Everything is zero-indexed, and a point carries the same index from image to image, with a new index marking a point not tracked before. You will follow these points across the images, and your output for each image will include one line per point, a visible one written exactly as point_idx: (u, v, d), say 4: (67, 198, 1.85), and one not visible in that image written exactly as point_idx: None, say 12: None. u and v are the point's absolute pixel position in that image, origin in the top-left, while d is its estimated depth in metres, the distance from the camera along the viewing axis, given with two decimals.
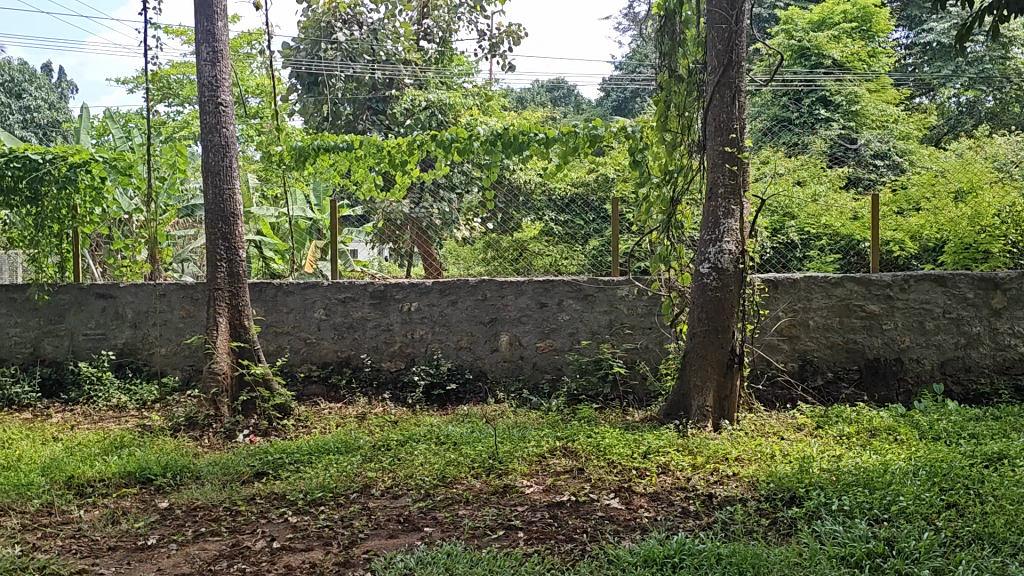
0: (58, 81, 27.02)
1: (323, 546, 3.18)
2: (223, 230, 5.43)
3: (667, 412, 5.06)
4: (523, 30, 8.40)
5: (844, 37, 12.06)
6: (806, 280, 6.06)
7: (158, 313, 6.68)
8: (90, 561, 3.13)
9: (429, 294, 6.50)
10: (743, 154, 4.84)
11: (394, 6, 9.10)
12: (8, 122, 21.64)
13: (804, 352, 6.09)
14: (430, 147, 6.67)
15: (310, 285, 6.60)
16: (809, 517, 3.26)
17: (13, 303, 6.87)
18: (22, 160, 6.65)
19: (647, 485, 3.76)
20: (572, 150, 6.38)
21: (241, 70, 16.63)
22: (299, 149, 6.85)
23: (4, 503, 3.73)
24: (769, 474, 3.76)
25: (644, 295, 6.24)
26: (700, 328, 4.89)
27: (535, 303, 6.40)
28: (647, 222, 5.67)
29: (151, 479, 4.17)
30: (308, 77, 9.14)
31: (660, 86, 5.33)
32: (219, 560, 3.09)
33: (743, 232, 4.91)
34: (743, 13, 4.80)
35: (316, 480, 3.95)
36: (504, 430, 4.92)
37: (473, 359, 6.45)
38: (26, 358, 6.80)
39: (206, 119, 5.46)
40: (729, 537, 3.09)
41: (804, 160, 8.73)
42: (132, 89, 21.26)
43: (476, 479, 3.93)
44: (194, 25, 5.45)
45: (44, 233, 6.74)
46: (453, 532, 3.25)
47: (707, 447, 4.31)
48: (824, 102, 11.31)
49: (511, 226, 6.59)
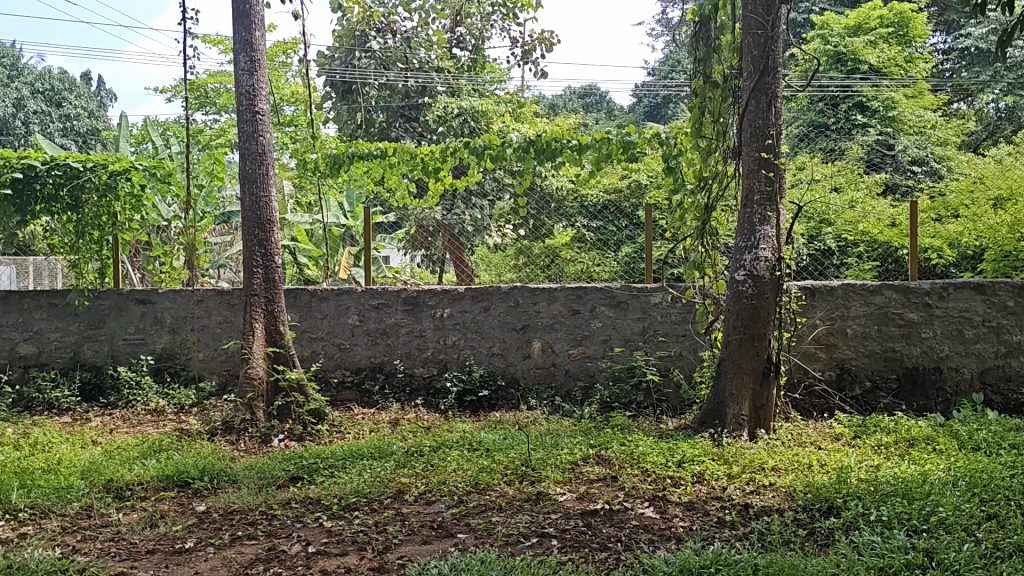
0: (97, 89, 27.44)
1: (357, 551, 3.20)
2: (259, 236, 5.48)
3: (702, 420, 5.01)
4: (556, 36, 8.39)
5: (880, 42, 11.96)
6: (843, 288, 6.00)
7: (196, 319, 6.77)
8: (129, 564, 3.17)
9: (461, 300, 6.52)
10: (780, 160, 4.81)
11: (427, 14, 9.14)
12: (48, 129, 22.06)
13: (841, 361, 6.02)
14: (463, 154, 6.66)
15: (344, 291, 6.64)
16: (847, 527, 3.22)
17: (54, 308, 6.94)
18: (64, 168, 6.75)
19: (682, 494, 3.73)
20: (605, 157, 6.38)
21: (277, 77, 16.83)
22: (333, 157, 6.91)
23: (44, 506, 3.78)
24: (805, 485, 3.72)
25: (679, 302, 6.22)
26: (736, 336, 4.85)
27: (568, 309, 6.40)
28: (681, 229, 5.64)
29: (189, 483, 4.22)
30: (342, 85, 9.17)
31: (695, 92, 5.30)
32: (255, 564, 3.11)
33: (780, 239, 4.87)
34: (780, 18, 4.76)
35: (350, 486, 3.96)
36: (537, 437, 4.91)
37: (505, 366, 6.46)
38: (66, 363, 6.88)
39: (243, 127, 5.51)
40: (766, 548, 3.06)
41: (841, 166, 8.62)
42: (170, 99, 21.67)
43: (509, 486, 3.93)
44: (232, 35, 5.51)
45: (84, 239, 6.88)
46: (486, 539, 3.24)
47: (743, 457, 4.27)
48: (861, 108, 11.21)
49: (543, 233, 6.62)
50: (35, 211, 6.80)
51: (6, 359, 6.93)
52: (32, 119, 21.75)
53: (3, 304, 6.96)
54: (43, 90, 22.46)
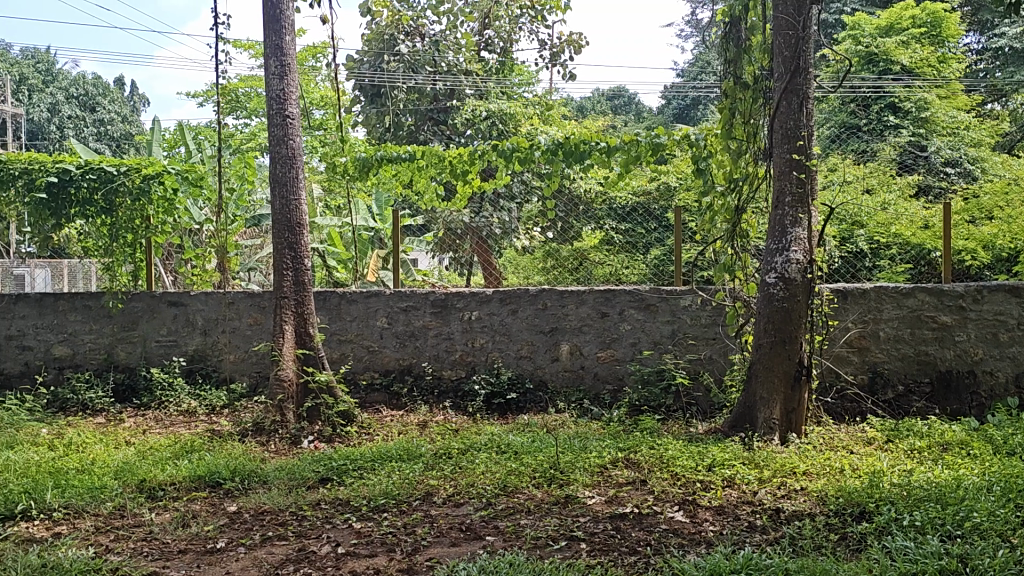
0: (130, 94, 27.79)
1: (386, 553, 3.21)
2: (290, 239, 5.52)
3: (732, 424, 4.99)
4: (585, 38, 8.39)
5: (912, 42, 11.86)
6: (876, 290, 5.93)
7: (227, 321, 6.83)
8: (161, 564, 3.20)
9: (490, 303, 6.52)
10: (812, 162, 4.76)
11: (455, 17, 9.16)
12: (83, 134, 22.39)
13: (874, 364, 5.95)
14: (492, 157, 6.67)
15: (373, 294, 6.65)
16: (879, 533, 3.19)
17: (87, 311, 6.99)
18: (98, 172, 6.87)
19: (712, 498, 3.71)
20: (634, 159, 6.35)
21: (307, 81, 16.99)
22: (362, 161, 6.93)
23: (78, 506, 3.83)
24: (837, 489, 3.68)
25: (709, 305, 6.19)
26: (767, 338, 4.82)
27: (597, 312, 6.39)
28: (710, 232, 5.61)
29: (220, 483, 4.26)
30: (372, 89, 9.36)
31: (726, 94, 5.27)
32: (286, 564, 3.13)
33: (812, 241, 4.82)
34: (811, 19, 4.72)
35: (379, 487, 3.97)
36: (565, 440, 4.91)
37: (534, 368, 6.46)
38: (99, 364, 6.94)
39: (274, 131, 5.55)
40: (797, 553, 3.03)
41: (873, 168, 8.51)
42: (202, 103, 21.93)
43: (538, 489, 3.92)
44: (263, 40, 5.56)
45: (118, 242, 6.96)
46: (515, 541, 3.24)
47: (774, 461, 4.24)
48: (893, 108, 11.11)
49: (571, 235, 6.60)
50: (69, 214, 6.91)
51: (41, 361, 6.99)
52: (67, 123, 22.14)
53: (39, 306, 7.00)
54: (78, 95, 22.82)
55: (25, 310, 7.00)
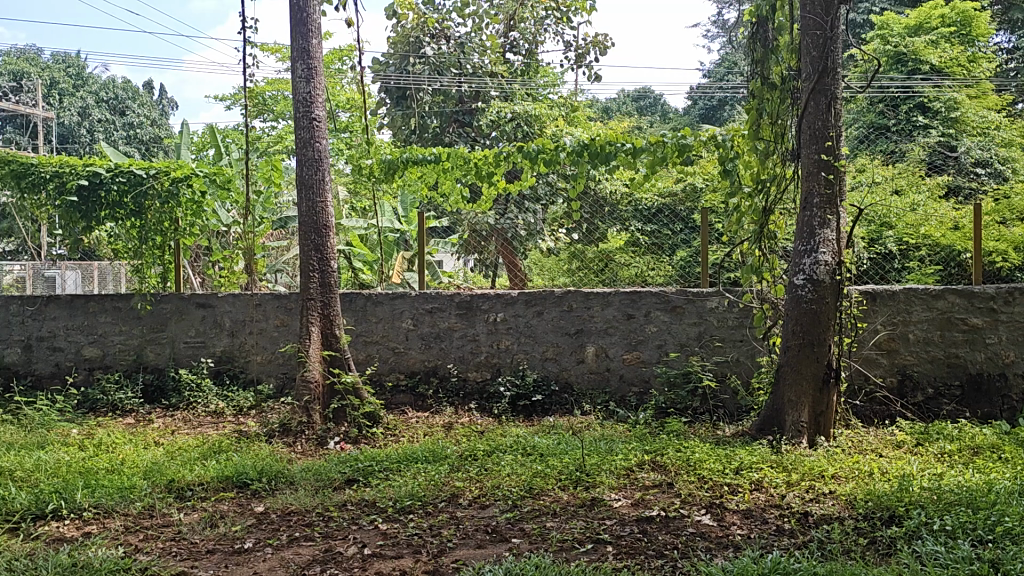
0: (159, 97, 28.11)
1: (412, 554, 3.21)
2: (316, 242, 5.55)
3: (760, 427, 4.96)
4: (610, 39, 8.38)
5: (942, 41, 11.73)
6: (905, 292, 5.87)
7: (254, 322, 6.88)
8: (190, 564, 3.22)
9: (515, 305, 6.52)
10: (840, 162, 4.72)
11: (481, 19, 9.18)
12: (112, 137, 22.69)
13: (903, 366, 5.90)
14: (517, 159, 6.67)
15: (399, 295, 6.67)
16: (909, 537, 3.15)
17: (117, 312, 7.05)
18: (127, 175, 6.93)
19: (740, 502, 3.68)
20: (660, 160, 6.33)
21: (334, 84, 17.11)
22: (388, 162, 6.97)
23: (108, 505, 3.87)
24: (866, 493, 3.65)
25: (736, 307, 6.16)
26: (795, 341, 4.78)
27: (622, 314, 6.37)
28: (738, 233, 5.58)
29: (247, 484, 4.28)
30: (398, 91, 9.33)
31: (753, 94, 5.24)
32: (313, 565, 3.15)
33: (840, 243, 4.78)
34: (839, 18, 4.67)
35: (405, 489, 3.98)
36: (591, 442, 4.89)
37: (559, 370, 6.45)
38: (129, 365, 7.00)
39: (301, 134, 5.58)
40: (826, 557, 3.00)
41: (903, 168, 8.41)
42: (230, 107, 22.16)
43: (563, 491, 3.92)
44: (290, 43, 5.59)
45: (148, 245, 7.03)
46: (540, 543, 3.24)
47: (802, 464, 4.20)
48: (923, 109, 11.00)
49: (597, 237, 6.58)
50: (99, 217, 7.01)
51: (71, 361, 7.06)
52: (97, 127, 22.47)
53: (70, 307, 7.07)
54: (107, 99, 23.12)
55: (55, 312, 7.07)
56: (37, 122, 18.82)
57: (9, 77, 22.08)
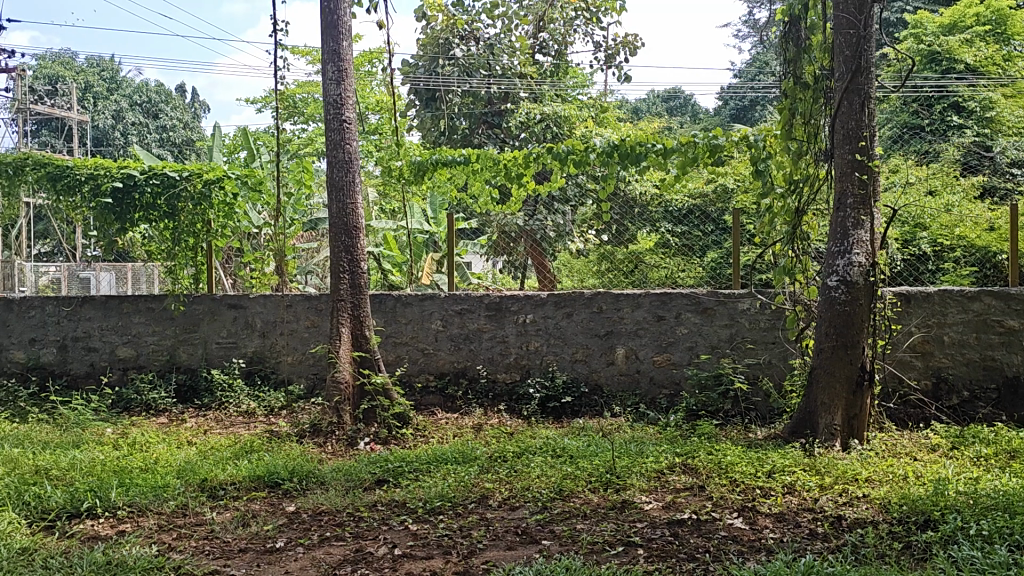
0: (192, 100, 28.42)
1: (442, 555, 3.21)
2: (346, 243, 5.57)
3: (792, 430, 4.91)
4: (640, 40, 8.37)
5: (977, 41, 11.57)
6: (940, 294, 5.80)
7: (286, 323, 6.92)
8: (222, 562, 3.24)
9: (545, 306, 6.51)
10: (874, 162, 4.66)
11: (510, 20, 9.20)
12: (146, 140, 23.01)
13: (938, 369, 5.82)
14: (547, 160, 6.65)
15: (428, 297, 6.67)
16: (945, 541, 3.11)
17: (151, 313, 7.11)
18: (161, 177, 7.04)
19: (772, 505, 3.65)
20: (690, 161, 6.30)
21: (364, 86, 17.23)
22: (417, 164, 7.00)
23: (142, 504, 3.91)
24: (901, 497, 3.60)
25: (768, 309, 6.12)
26: (828, 343, 4.73)
27: (653, 316, 6.34)
28: (770, 234, 5.53)
29: (278, 483, 4.31)
30: (426, 93, 9.34)
31: (786, 94, 5.20)
32: (344, 565, 3.16)
33: (874, 244, 4.73)
34: (872, 17, 4.62)
35: (435, 489, 3.99)
36: (621, 444, 4.87)
37: (589, 372, 6.44)
38: (162, 365, 7.07)
39: (332, 136, 5.61)
40: (860, 562, 2.97)
41: (937, 168, 8.31)
42: (261, 109, 22.39)
43: (594, 494, 3.90)
44: (321, 46, 5.63)
45: (180, 246, 7.11)
46: (571, 546, 3.23)
47: (835, 468, 4.16)
48: (957, 109, 10.86)
49: (626, 238, 6.58)
50: (133, 219, 7.09)
51: (106, 362, 7.14)
52: (130, 130, 22.82)
53: (104, 308, 7.15)
54: (141, 102, 23.43)
55: (90, 312, 7.16)
56: (73, 126, 19.07)
57: (46, 82, 22.46)
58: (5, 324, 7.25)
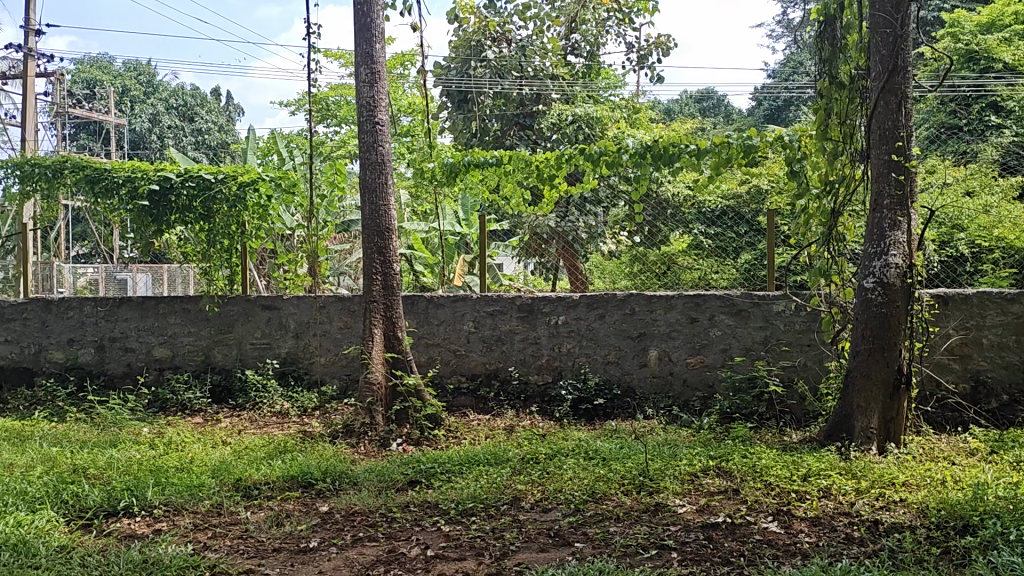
0: (226, 104, 28.71)
1: (474, 557, 3.22)
2: (379, 245, 5.60)
3: (828, 433, 4.86)
4: (673, 40, 8.33)
5: (1016, 39, 11.37)
6: (979, 296, 5.70)
7: (319, 324, 6.96)
8: (256, 562, 3.27)
9: (577, 308, 6.50)
10: (911, 163, 4.60)
11: (542, 22, 9.20)
12: (182, 143, 23.30)
13: (976, 372, 5.74)
14: (579, 161, 6.64)
15: (460, 298, 6.68)
16: (984, 547, 3.06)
17: (187, 314, 7.18)
18: (196, 179, 7.13)
19: (808, 509, 3.61)
20: (724, 161, 6.23)
21: (396, 88, 17.33)
22: (449, 166, 7.00)
23: (178, 503, 3.95)
24: (939, 501, 3.55)
25: (803, 311, 6.06)
26: (865, 345, 4.68)
27: (686, 317, 6.31)
28: (805, 235, 5.47)
29: (312, 483, 4.34)
30: (459, 95, 9.37)
31: (821, 94, 5.16)
32: (377, 566, 3.17)
33: (912, 245, 4.66)
34: (909, 16, 4.56)
35: (467, 491, 4.00)
36: (654, 447, 4.85)
37: (621, 374, 6.41)
38: (198, 365, 7.14)
39: (365, 138, 5.64)
40: (897, 566, 2.93)
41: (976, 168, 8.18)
42: (295, 111, 22.60)
43: (626, 496, 3.89)
44: (354, 48, 5.66)
45: (215, 248, 7.19)
46: (604, 549, 3.22)
47: (872, 471, 4.11)
48: (996, 108, 10.69)
49: (658, 240, 6.54)
50: (170, 220, 7.19)
51: (142, 361, 7.23)
52: (166, 133, 23.12)
53: (141, 309, 7.23)
54: (177, 106, 23.72)
55: (127, 313, 7.25)
56: (111, 129, 19.32)
57: (84, 86, 22.79)
58: (44, 324, 7.36)
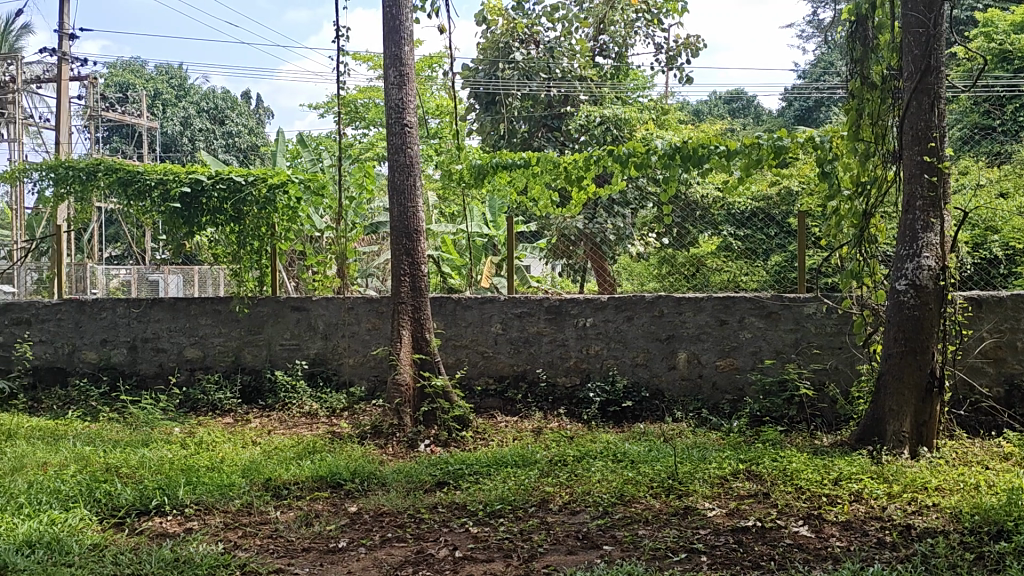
0: (256, 107, 28.94)
1: (503, 558, 3.22)
2: (407, 247, 5.62)
3: (859, 437, 4.81)
4: (702, 41, 8.28)
5: None
6: (1014, 298, 5.62)
7: (347, 325, 7.00)
8: (286, 561, 3.28)
9: (604, 310, 6.48)
10: (945, 164, 4.55)
11: (570, 23, 9.20)
12: (212, 146, 23.51)
13: (1010, 376, 5.66)
14: (608, 163, 6.61)
15: (487, 300, 6.69)
16: (1019, 553, 3.02)
17: (217, 315, 7.24)
18: (227, 182, 7.16)
19: (839, 513, 3.58)
20: (755, 162, 6.17)
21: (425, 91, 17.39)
22: (478, 167, 7.02)
23: (209, 503, 3.99)
24: (973, 506, 3.50)
25: (834, 314, 6.01)
26: (896, 348, 4.62)
27: (715, 320, 6.27)
28: (836, 237, 5.43)
29: (341, 484, 4.36)
30: (487, 97, 9.32)
31: (853, 94, 5.12)
32: (405, 567, 3.18)
33: (945, 247, 4.61)
34: (943, 16, 4.50)
35: (495, 492, 4.00)
36: (683, 450, 4.83)
37: (650, 377, 6.39)
38: (228, 366, 7.20)
39: (393, 140, 5.66)
40: (929, 571, 2.90)
41: None
42: (324, 114, 22.77)
43: (655, 499, 3.87)
44: (383, 51, 5.68)
45: (245, 249, 7.21)
46: (633, 551, 3.20)
47: (904, 475, 4.06)
48: None
49: (688, 242, 6.53)
50: (201, 222, 7.24)
51: (174, 362, 7.30)
52: (197, 136, 23.36)
53: (173, 310, 7.30)
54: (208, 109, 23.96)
55: (159, 314, 7.33)
56: (143, 132, 19.53)
57: (117, 89, 23.10)
58: (78, 324, 7.46)
